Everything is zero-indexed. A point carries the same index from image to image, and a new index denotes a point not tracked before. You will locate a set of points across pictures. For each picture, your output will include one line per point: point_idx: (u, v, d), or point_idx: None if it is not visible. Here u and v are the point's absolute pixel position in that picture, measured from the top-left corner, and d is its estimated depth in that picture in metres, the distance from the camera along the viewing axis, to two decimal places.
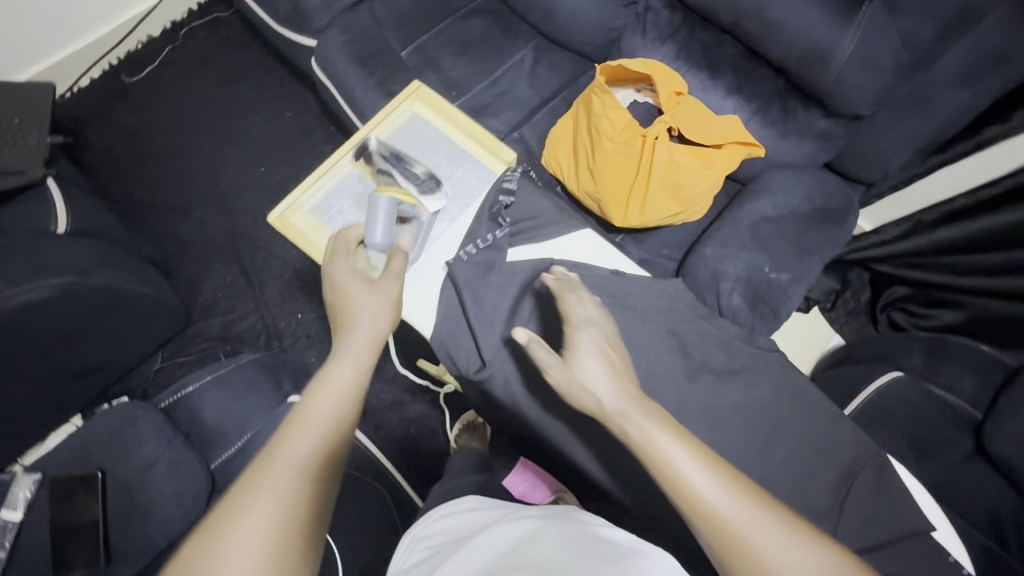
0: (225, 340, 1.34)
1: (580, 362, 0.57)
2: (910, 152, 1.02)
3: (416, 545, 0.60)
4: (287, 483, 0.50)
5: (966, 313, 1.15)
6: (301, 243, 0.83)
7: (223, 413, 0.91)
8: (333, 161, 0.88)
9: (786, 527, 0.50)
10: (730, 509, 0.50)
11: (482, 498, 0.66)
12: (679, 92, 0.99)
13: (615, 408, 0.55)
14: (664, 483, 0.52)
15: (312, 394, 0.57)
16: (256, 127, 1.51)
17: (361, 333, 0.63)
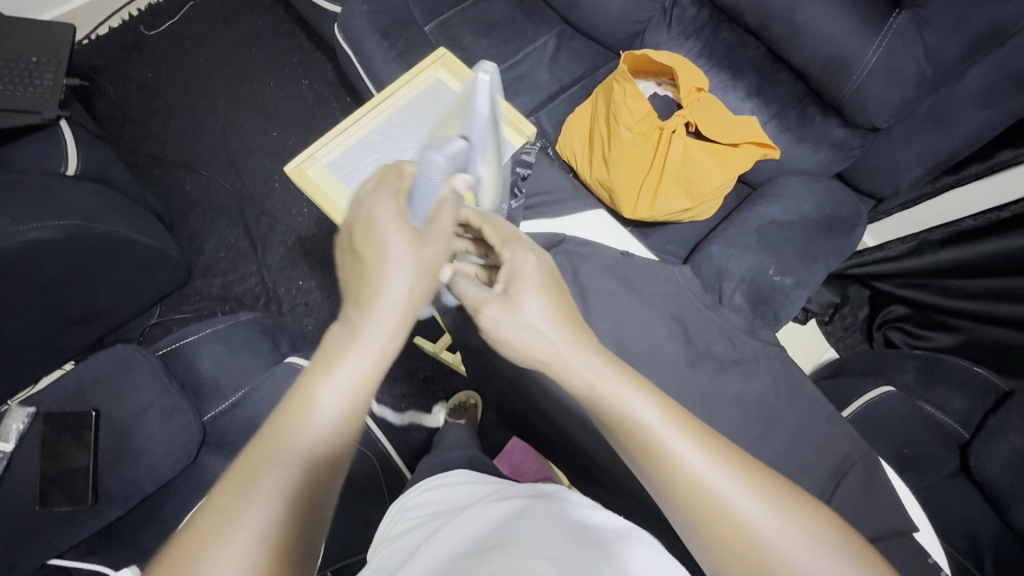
0: (223, 300, 1.33)
1: (519, 297, 0.54)
2: (923, 169, 1.02)
3: (404, 514, 0.60)
4: (277, 475, 0.40)
5: (962, 336, 1.16)
6: (315, 196, 0.82)
7: (219, 367, 0.92)
8: (353, 118, 0.87)
9: (770, 494, 0.45)
10: (708, 473, 0.45)
11: (470, 472, 0.64)
12: (701, 88, 0.99)
13: (558, 357, 0.51)
14: (630, 442, 0.47)
15: (296, 409, 0.42)
16: (271, 91, 1.51)
17: (384, 300, 0.47)
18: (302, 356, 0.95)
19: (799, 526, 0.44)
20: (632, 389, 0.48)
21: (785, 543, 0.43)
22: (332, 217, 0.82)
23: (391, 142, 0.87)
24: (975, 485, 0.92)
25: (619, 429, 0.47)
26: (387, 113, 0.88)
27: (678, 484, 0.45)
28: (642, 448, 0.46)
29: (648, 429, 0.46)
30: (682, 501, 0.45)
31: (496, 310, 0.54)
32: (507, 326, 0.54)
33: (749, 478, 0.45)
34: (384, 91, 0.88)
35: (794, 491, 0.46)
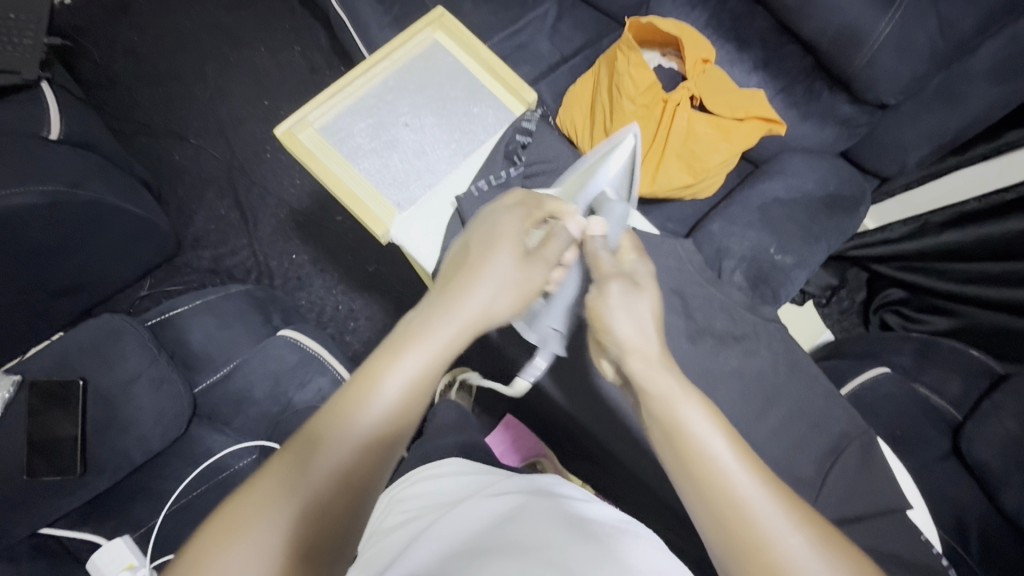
0: (214, 274, 1.31)
1: (636, 293, 0.58)
2: (930, 148, 1.01)
3: (395, 506, 0.56)
4: (332, 458, 0.42)
5: (958, 321, 1.15)
6: (307, 162, 0.80)
7: (209, 339, 0.90)
8: (347, 80, 0.84)
9: (818, 540, 0.42)
10: (756, 500, 0.43)
11: (464, 461, 0.63)
12: (706, 60, 0.96)
13: (642, 355, 0.53)
14: (680, 455, 0.46)
15: (354, 398, 0.46)
16: (261, 58, 1.46)
17: (458, 312, 0.53)
18: (294, 329, 0.94)
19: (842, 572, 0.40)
20: (695, 404, 0.49)
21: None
22: (324, 184, 0.79)
23: (386, 107, 0.84)
24: (964, 465, 0.92)
25: (673, 444, 0.47)
26: (382, 77, 0.85)
27: (724, 508, 0.43)
28: (693, 465, 0.45)
29: (701, 440, 0.46)
30: (723, 525, 0.43)
31: (621, 287, 0.58)
32: (615, 304, 0.57)
33: (798, 515, 0.43)
34: (379, 52, 0.85)
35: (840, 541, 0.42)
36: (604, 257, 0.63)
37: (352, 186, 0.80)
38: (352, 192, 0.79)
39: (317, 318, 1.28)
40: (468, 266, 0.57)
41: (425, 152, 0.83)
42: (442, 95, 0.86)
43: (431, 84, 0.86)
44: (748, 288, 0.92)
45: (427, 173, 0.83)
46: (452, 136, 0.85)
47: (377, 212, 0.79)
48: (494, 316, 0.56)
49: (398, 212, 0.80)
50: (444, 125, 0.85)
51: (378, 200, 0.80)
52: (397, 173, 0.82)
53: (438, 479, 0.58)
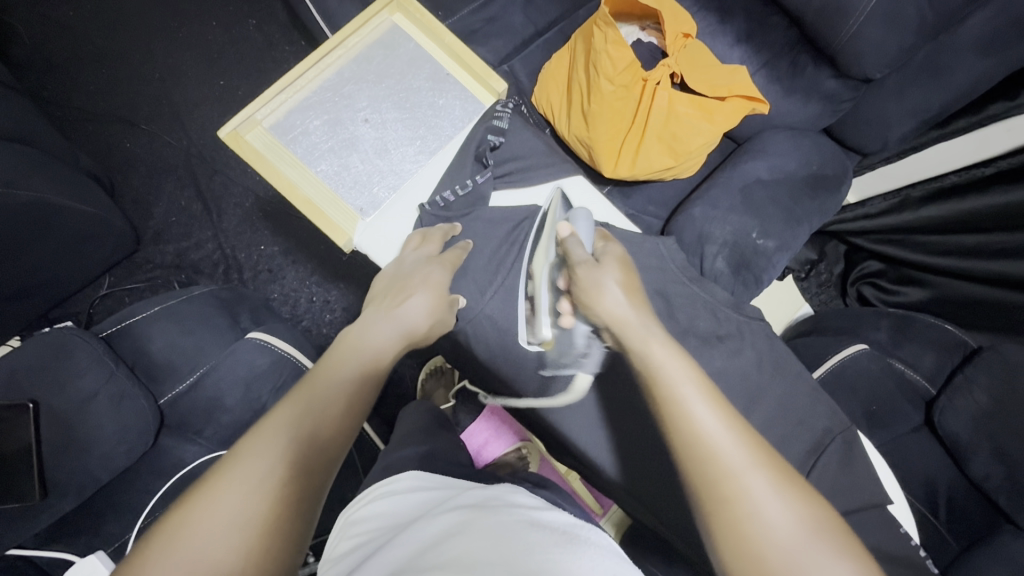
0: (178, 269, 1.24)
1: (606, 270, 0.60)
2: (913, 123, 0.99)
3: (348, 530, 0.53)
4: (276, 449, 0.50)
5: (931, 291, 1.16)
6: (257, 165, 0.74)
7: (173, 347, 0.86)
8: (295, 73, 0.77)
9: (776, 475, 0.48)
10: (720, 439, 0.49)
11: (423, 476, 0.59)
12: (687, 34, 0.91)
13: (621, 320, 0.57)
14: (660, 405, 0.52)
15: (297, 402, 0.55)
16: (213, 32, 1.35)
17: (389, 325, 0.64)
18: (264, 330, 0.90)
19: (799, 512, 0.46)
20: (682, 369, 0.53)
21: (779, 524, 0.45)
22: (276, 189, 0.73)
23: (341, 102, 0.78)
24: (937, 437, 0.94)
25: (656, 395, 0.53)
26: (336, 67, 0.79)
27: (694, 447, 0.49)
28: (667, 410, 0.52)
29: (673, 385, 0.52)
30: (690, 462, 0.49)
31: (586, 267, 0.60)
32: (596, 287, 0.59)
33: (761, 455, 0.49)
34: (331, 39, 0.78)
35: (800, 483, 0.48)
36: (580, 251, 0.63)
37: (309, 191, 0.74)
38: (310, 198, 0.74)
39: (291, 312, 1.23)
40: (390, 294, 0.67)
41: (387, 151, 0.78)
42: (404, 86, 0.80)
43: (391, 74, 0.80)
44: (730, 274, 0.91)
45: (390, 173, 0.78)
46: (417, 132, 0.79)
47: (337, 219, 0.74)
48: (412, 334, 0.65)
49: (361, 219, 0.75)
50: (407, 119, 0.79)
51: (338, 206, 0.75)
52: (357, 175, 0.76)
53: (393, 497, 0.55)
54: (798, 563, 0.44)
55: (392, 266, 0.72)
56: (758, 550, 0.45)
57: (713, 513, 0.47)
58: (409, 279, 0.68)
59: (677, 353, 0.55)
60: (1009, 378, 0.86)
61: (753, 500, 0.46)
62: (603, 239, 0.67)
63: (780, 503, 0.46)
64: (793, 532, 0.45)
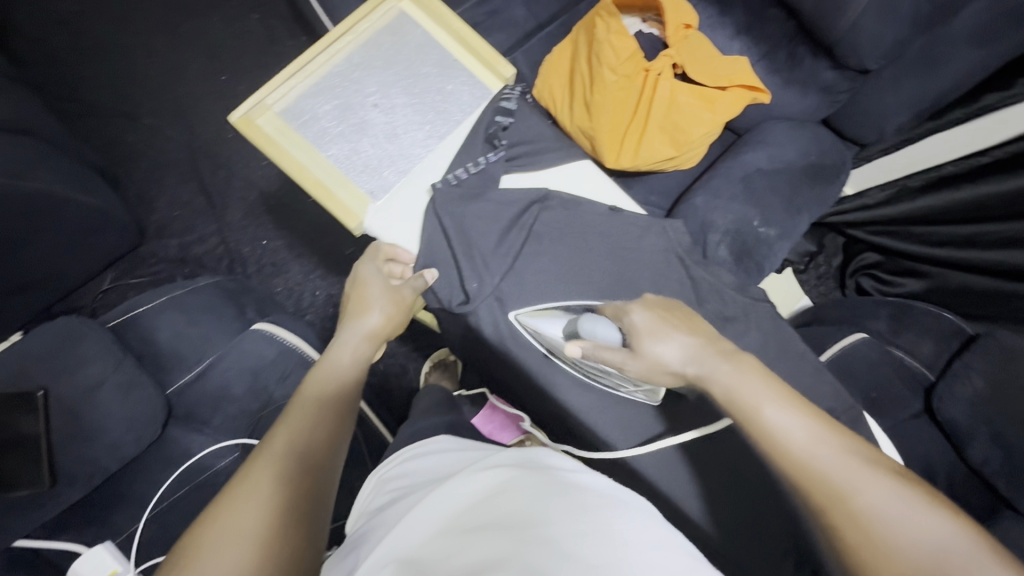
0: (181, 263, 1.24)
1: (647, 346, 0.59)
2: (909, 113, 1.01)
3: (385, 485, 0.61)
4: (281, 472, 0.52)
5: (930, 283, 1.17)
6: (267, 148, 0.74)
7: (179, 336, 0.86)
8: (306, 58, 0.78)
9: (891, 485, 0.46)
10: (823, 458, 0.48)
11: (452, 439, 0.68)
12: (688, 25, 0.93)
13: (696, 367, 0.57)
14: (754, 440, 0.52)
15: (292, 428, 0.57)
16: (215, 28, 1.35)
17: (359, 329, 0.69)
18: (269, 321, 0.91)
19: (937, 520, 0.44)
20: (765, 392, 0.52)
21: (917, 533, 0.44)
22: (286, 172, 0.74)
23: (350, 87, 0.78)
24: (937, 426, 0.94)
25: (747, 426, 0.52)
26: (345, 53, 0.79)
27: (798, 474, 0.49)
28: (761, 439, 0.51)
29: (757, 410, 0.52)
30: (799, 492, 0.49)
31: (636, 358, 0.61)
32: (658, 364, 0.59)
33: (869, 468, 0.47)
34: (342, 26, 0.79)
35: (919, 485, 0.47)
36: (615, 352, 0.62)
37: (318, 174, 0.75)
38: (320, 181, 0.74)
39: (294, 306, 1.24)
40: (355, 301, 0.71)
41: (397, 135, 0.79)
42: (412, 72, 0.81)
43: (399, 60, 0.81)
44: (733, 261, 0.91)
45: (400, 158, 0.78)
46: (425, 117, 0.80)
47: (346, 201, 0.75)
48: (378, 333, 0.70)
49: (371, 202, 0.76)
50: (416, 104, 0.80)
51: (348, 188, 0.75)
52: (367, 159, 0.77)
53: (427, 457, 0.62)
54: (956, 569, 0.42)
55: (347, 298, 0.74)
56: (900, 562, 0.43)
57: (836, 529, 0.46)
58: (369, 289, 0.72)
59: (759, 376, 0.54)
60: (1007, 361, 0.87)
61: (882, 510, 0.45)
62: (617, 314, 0.64)
63: (913, 510, 0.45)
64: (933, 539, 0.44)
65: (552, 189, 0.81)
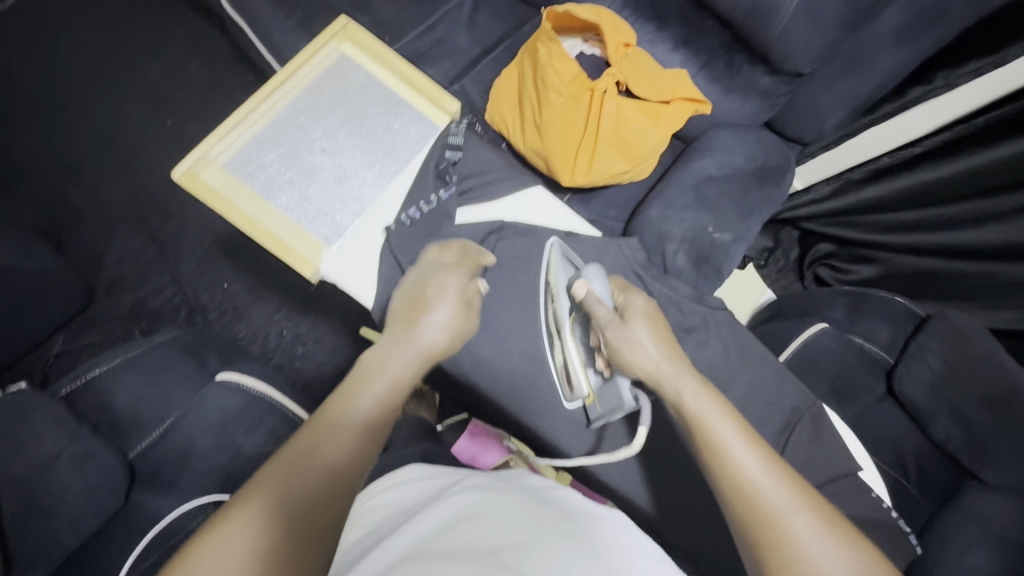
0: (138, 317, 1.20)
1: (637, 323, 0.64)
2: (845, 111, 1.06)
3: (357, 520, 0.62)
4: (300, 488, 0.50)
5: (882, 268, 1.24)
6: (214, 203, 0.73)
7: (138, 399, 0.84)
8: (247, 108, 0.78)
9: (822, 518, 0.49)
10: (763, 482, 0.51)
11: (426, 467, 0.70)
12: (628, 43, 0.95)
13: (663, 372, 0.61)
14: (708, 455, 0.54)
15: (325, 432, 0.54)
16: (156, 74, 1.33)
17: (420, 342, 0.63)
18: (235, 371, 0.89)
19: (849, 559, 0.47)
20: (722, 416, 0.56)
21: (828, 567, 0.46)
22: (236, 225, 0.73)
23: (296, 133, 0.78)
24: (900, 405, 0.98)
25: (703, 443, 0.55)
26: (288, 99, 0.80)
27: (739, 494, 0.51)
28: (711, 455, 0.54)
29: (713, 430, 0.55)
30: (738, 513, 0.51)
31: (620, 325, 0.64)
32: (634, 341, 0.63)
33: (804, 498, 0.50)
34: (281, 73, 0.80)
35: (841, 521, 0.50)
36: (603, 309, 0.67)
37: (270, 225, 0.74)
38: (272, 233, 0.73)
39: (260, 349, 1.20)
40: (415, 308, 0.66)
41: (348, 177, 0.78)
42: (358, 113, 0.81)
43: (344, 102, 0.81)
44: (692, 269, 0.94)
45: (352, 201, 0.78)
46: (375, 156, 0.80)
47: (301, 249, 0.74)
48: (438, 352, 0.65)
49: (326, 246, 0.75)
50: (364, 145, 0.80)
51: (301, 236, 0.74)
52: (319, 204, 0.76)
53: (399, 492, 0.64)
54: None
55: (406, 283, 0.71)
56: None
57: (766, 551, 0.48)
58: (433, 299, 0.66)
59: (717, 401, 0.57)
60: (960, 342, 0.90)
61: (805, 547, 0.47)
62: (622, 289, 0.70)
63: (829, 544, 0.47)
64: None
65: (507, 220, 0.82)
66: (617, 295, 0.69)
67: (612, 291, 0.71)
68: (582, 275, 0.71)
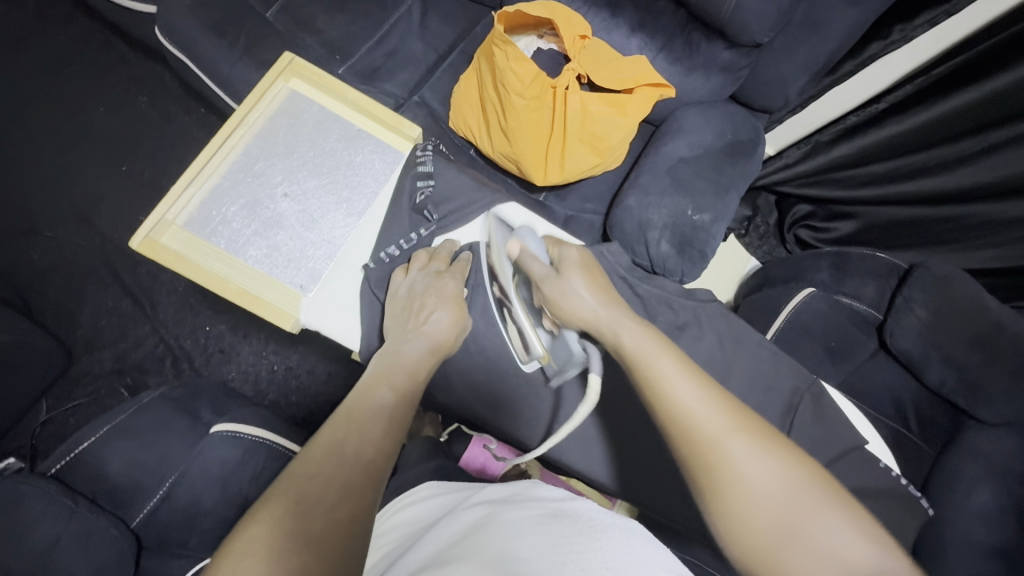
0: (121, 373, 1.16)
1: (572, 274, 0.62)
2: (806, 76, 1.05)
3: (377, 541, 0.62)
4: (323, 476, 0.51)
5: (861, 221, 1.24)
6: (179, 267, 0.73)
7: (134, 463, 0.82)
8: (199, 163, 0.77)
9: (759, 438, 0.49)
10: (698, 411, 0.50)
11: (439, 483, 0.69)
12: (584, 35, 0.94)
13: (608, 320, 0.59)
14: (646, 388, 0.53)
15: (344, 425, 0.56)
16: (103, 119, 1.28)
17: (424, 338, 0.67)
18: (229, 420, 0.86)
19: (785, 474, 0.47)
20: (660, 350, 0.55)
21: (759, 482, 0.46)
22: (207, 286, 0.73)
23: (254, 181, 0.78)
24: (893, 357, 0.99)
25: (640, 379, 0.54)
26: (242, 146, 0.79)
27: (675, 425, 0.51)
28: (649, 390, 0.53)
29: (649, 364, 0.54)
30: (677, 442, 0.50)
31: (553, 278, 0.63)
32: (573, 292, 0.61)
33: (740, 421, 0.50)
34: (231, 121, 0.79)
35: (778, 440, 0.49)
36: (538, 266, 0.65)
37: (241, 281, 0.74)
38: (244, 288, 0.74)
39: (254, 388, 1.18)
40: (416, 310, 0.70)
41: (315, 221, 0.78)
42: (316, 152, 0.81)
43: (300, 142, 0.81)
44: (677, 255, 0.93)
45: (323, 243, 0.77)
46: (340, 195, 0.80)
47: (278, 303, 0.74)
48: (444, 343, 0.68)
49: (303, 295, 0.75)
50: (327, 184, 0.80)
51: (275, 288, 0.74)
52: (289, 252, 0.76)
53: (416, 507, 0.64)
54: (792, 521, 0.45)
55: (395, 293, 0.73)
56: (756, 506, 0.46)
57: (702, 476, 0.49)
58: (431, 296, 0.71)
59: (653, 336, 0.57)
60: (944, 291, 0.91)
61: (736, 467, 0.47)
62: (557, 244, 0.68)
63: (762, 464, 0.47)
64: (778, 490, 0.46)
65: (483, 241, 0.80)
66: (552, 250, 0.68)
67: (546, 247, 0.69)
68: (515, 236, 0.70)
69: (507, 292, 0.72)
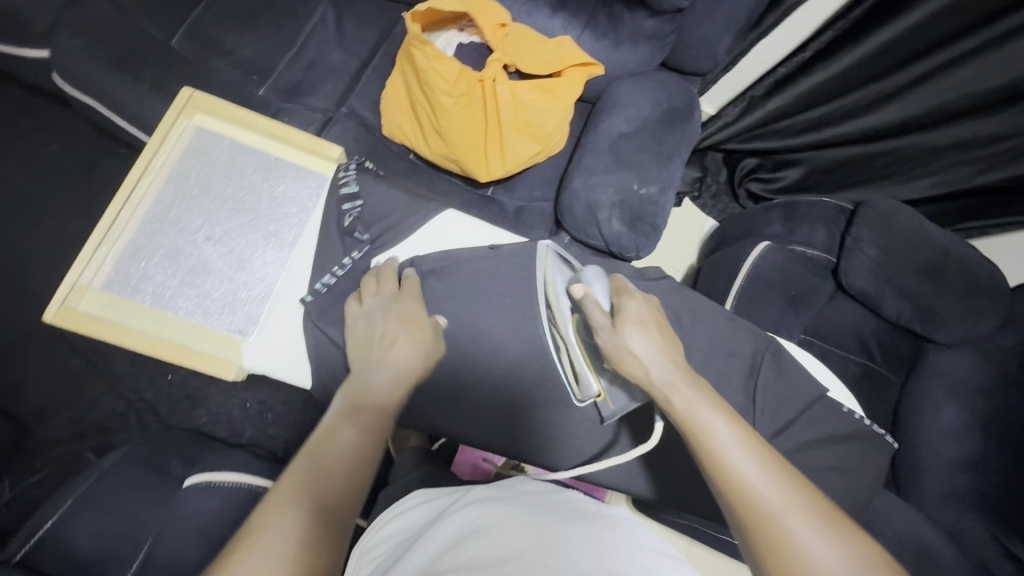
0: (83, 437, 1.11)
1: (628, 330, 0.63)
2: (731, 35, 1.05)
3: (363, 557, 0.60)
4: (302, 508, 0.51)
5: (806, 167, 1.26)
6: (104, 332, 0.70)
7: (104, 534, 0.78)
8: (107, 220, 0.74)
9: (823, 518, 0.48)
10: (760, 483, 0.50)
11: (427, 490, 0.68)
12: (504, 23, 0.92)
13: (667, 383, 0.60)
14: (706, 457, 0.53)
15: (316, 452, 0.57)
16: (16, 175, 1.20)
17: (389, 367, 0.66)
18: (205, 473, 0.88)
19: (846, 555, 0.46)
20: (717, 417, 0.55)
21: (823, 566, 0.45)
22: (135, 346, 0.71)
23: (172, 230, 0.75)
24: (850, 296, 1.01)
25: (697, 444, 0.55)
26: (152, 195, 0.76)
27: (734, 492, 0.51)
28: (708, 457, 0.53)
29: (711, 433, 0.54)
30: (736, 513, 0.50)
31: (612, 330, 0.64)
32: (632, 346, 0.62)
33: (804, 499, 0.49)
34: (135, 171, 0.76)
35: (844, 524, 0.48)
36: (598, 313, 0.66)
37: (174, 335, 0.72)
38: (178, 342, 0.71)
39: (228, 429, 1.15)
40: (376, 344, 0.68)
41: (244, 261, 0.76)
42: (234, 188, 0.78)
43: (215, 181, 0.78)
44: (629, 231, 0.93)
45: (256, 283, 0.75)
46: (266, 230, 0.77)
47: (216, 351, 0.71)
48: (397, 367, 0.66)
49: (243, 339, 0.72)
50: (251, 221, 0.77)
51: (212, 337, 0.72)
52: (220, 298, 0.74)
53: (400, 518, 0.63)
54: None
55: (354, 325, 0.71)
56: None
57: (763, 549, 0.48)
58: (385, 322, 0.69)
59: (712, 402, 0.57)
60: (886, 224, 0.92)
61: (801, 545, 0.47)
62: (619, 291, 0.69)
63: (828, 548, 0.46)
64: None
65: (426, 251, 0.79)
66: (614, 297, 0.68)
67: (608, 293, 0.69)
68: (580, 278, 0.70)
69: (563, 335, 0.72)
